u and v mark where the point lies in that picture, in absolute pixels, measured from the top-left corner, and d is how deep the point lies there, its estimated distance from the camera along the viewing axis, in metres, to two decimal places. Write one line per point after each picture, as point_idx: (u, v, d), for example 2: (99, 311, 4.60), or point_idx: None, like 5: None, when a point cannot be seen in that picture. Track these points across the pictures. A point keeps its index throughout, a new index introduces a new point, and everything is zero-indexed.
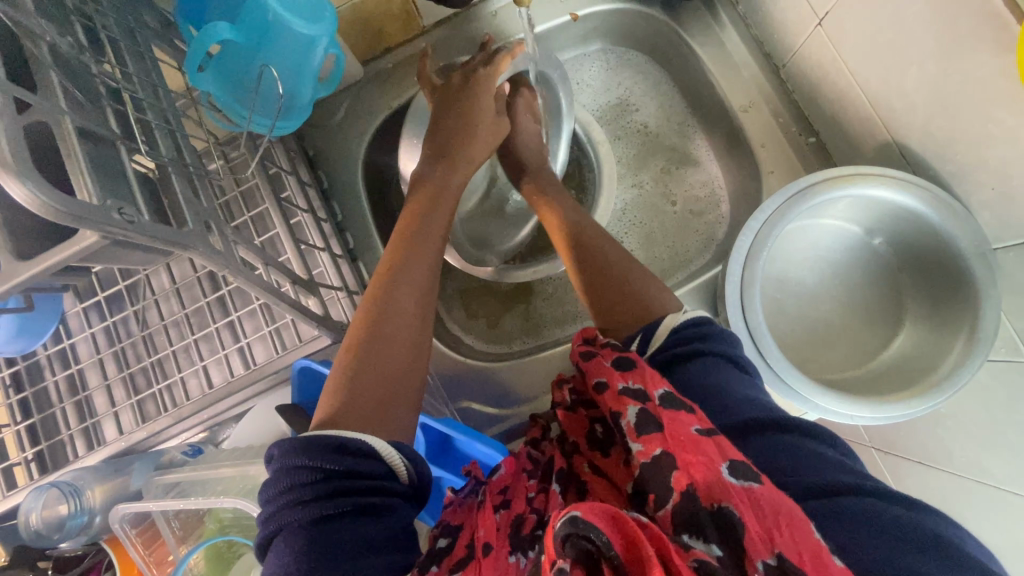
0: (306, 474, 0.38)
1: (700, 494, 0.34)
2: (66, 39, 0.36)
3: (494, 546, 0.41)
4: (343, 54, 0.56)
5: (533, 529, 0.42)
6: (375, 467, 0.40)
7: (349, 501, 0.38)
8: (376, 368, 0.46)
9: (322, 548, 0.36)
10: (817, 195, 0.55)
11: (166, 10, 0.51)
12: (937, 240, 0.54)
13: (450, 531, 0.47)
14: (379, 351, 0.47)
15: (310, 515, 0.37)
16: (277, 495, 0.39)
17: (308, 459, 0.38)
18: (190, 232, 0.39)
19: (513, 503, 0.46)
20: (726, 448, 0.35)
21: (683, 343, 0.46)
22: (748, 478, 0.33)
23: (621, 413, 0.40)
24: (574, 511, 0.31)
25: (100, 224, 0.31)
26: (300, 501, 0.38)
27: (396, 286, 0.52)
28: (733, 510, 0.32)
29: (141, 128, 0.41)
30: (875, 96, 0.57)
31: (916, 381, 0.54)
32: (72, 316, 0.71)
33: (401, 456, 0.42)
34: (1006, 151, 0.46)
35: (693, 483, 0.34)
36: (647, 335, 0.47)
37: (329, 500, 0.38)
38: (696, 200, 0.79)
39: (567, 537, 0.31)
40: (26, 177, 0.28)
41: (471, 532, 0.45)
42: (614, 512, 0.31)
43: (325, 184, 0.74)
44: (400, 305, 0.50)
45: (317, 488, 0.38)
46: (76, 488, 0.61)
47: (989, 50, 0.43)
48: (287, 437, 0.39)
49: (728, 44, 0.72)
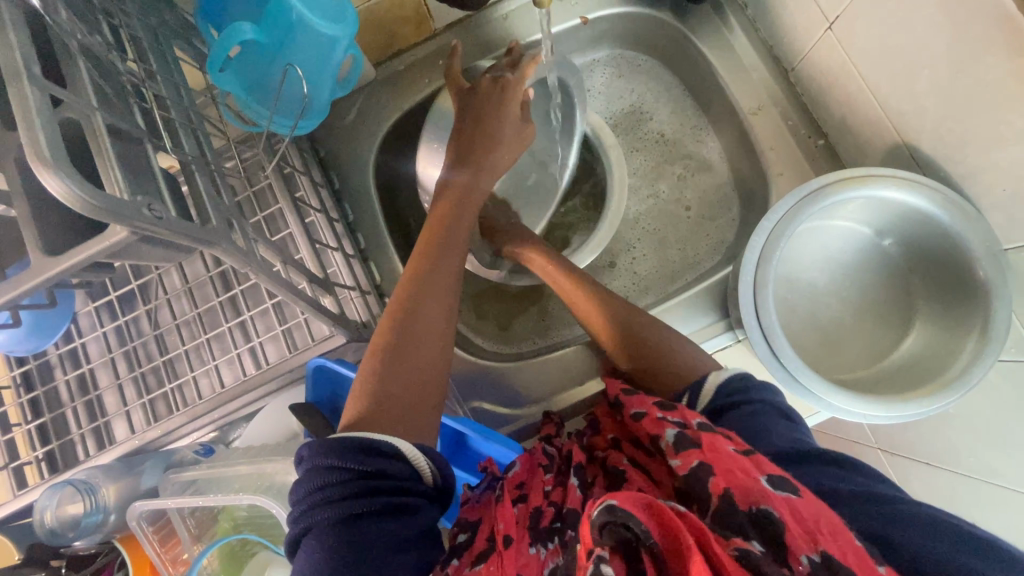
0: (334, 474, 0.38)
1: (736, 496, 0.35)
2: (94, 38, 0.37)
3: (515, 538, 0.43)
4: (362, 55, 0.57)
5: (551, 522, 0.43)
6: (401, 467, 0.40)
7: (377, 501, 0.38)
8: (402, 370, 0.46)
9: (350, 546, 0.36)
10: (830, 196, 0.56)
11: (185, 11, 0.52)
12: (947, 241, 0.54)
13: (469, 524, 0.49)
14: (405, 353, 0.47)
15: (338, 514, 0.37)
16: (305, 495, 0.39)
17: (336, 459, 0.39)
18: (215, 229, 0.39)
19: (531, 496, 0.47)
20: (763, 464, 0.37)
21: (729, 396, 0.48)
22: (787, 489, 0.35)
23: (659, 434, 0.43)
24: (609, 500, 0.33)
25: (131, 219, 0.32)
26: (328, 500, 0.38)
27: (420, 289, 0.52)
28: (773, 512, 0.33)
29: (165, 127, 0.42)
30: (886, 99, 0.57)
31: (928, 380, 0.55)
32: (83, 316, 0.71)
33: (427, 459, 0.42)
34: (1017, 153, 0.47)
35: (727, 487, 0.36)
36: (693, 394, 0.51)
37: (357, 500, 0.38)
38: (705, 203, 0.80)
39: (604, 525, 0.33)
40: (63, 171, 0.28)
41: (490, 525, 0.47)
42: (650, 500, 0.32)
43: (337, 185, 0.74)
44: (424, 308, 0.51)
45: (345, 488, 0.38)
46: (91, 486, 0.61)
47: (1001, 53, 0.44)
48: (315, 437, 0.40)
49: (737, 47, 0.73)
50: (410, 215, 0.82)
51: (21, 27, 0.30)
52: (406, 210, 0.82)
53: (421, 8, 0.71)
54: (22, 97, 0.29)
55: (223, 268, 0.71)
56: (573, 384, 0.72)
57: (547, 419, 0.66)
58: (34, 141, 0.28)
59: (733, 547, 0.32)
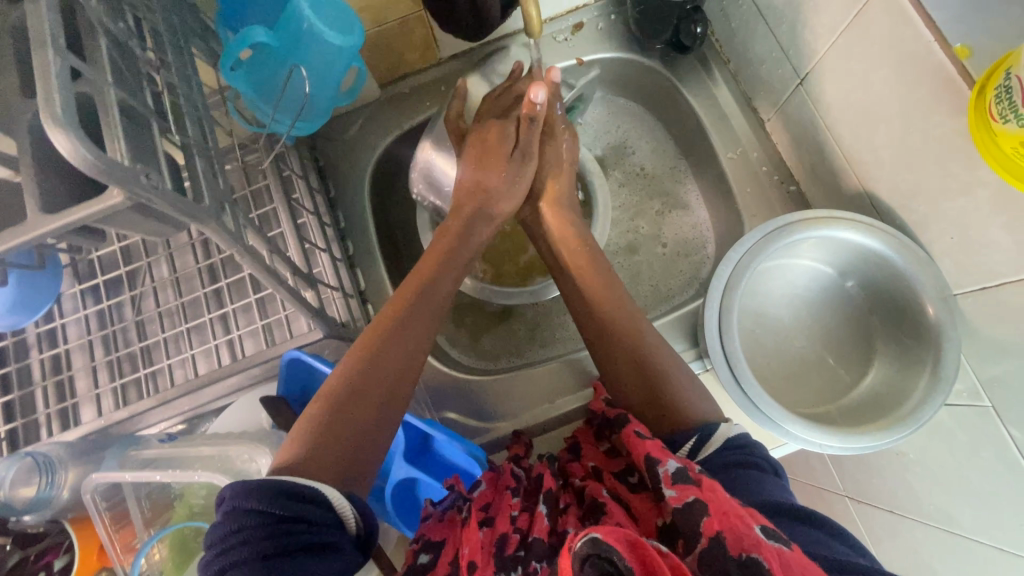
0: (250, 514, 0.38)
1: (728, 543, 0.36)
2: (119, 25, 0.40)
3: (482, 564, 0.44)
4: (366, 69, 0.60)
5: (515, 549, 0.44)
6: (321, 511, 0.40)
7: (295, 540, 0.38)
8: (350, 423, 0.47)
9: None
10: (793, 232, 0.59)
11: (208, 15, 0.56)
12: (900, 283, 0.58)
13: (432, 544, 0.49)
14: (357, 404, 0.48)
15: (257, 553, 0.37)
16: (224, 540, 0.38)
17: (255, 500, 0.39)
18: (205, 207, 0.42)
19: (496, 522, 0.47)
20: (756, 513, 0.38)
21: (738, 448, 0.47)
22: (779, 540, 0.36)
23: (660, 460, 0.44)
24: (593, 533, 0.35)
25: (128, 182, 0.34)
26: (244, 541, 0.38)
27: (390, 342, 0.53)
28: (762, 562, 0.34)
29: (173, 112, 0.45)
30: (850, 150, 0.62)
31: (883, 415, 0.57)
32: (67, 297, 0.72)
33: (354, 508, 0.43)
34: (961, 204, 0.51)
35: (721, 530, 0.37)
36: (704, 436, 0.49)
37: (274, 540, 0.38)
38: (682, 241, 0.84)
39: (586, 557, 0.34)
40: (70, 130, 0.31)
41: (455, 548, 0.47)
42: (633, 539, 0.34)
43: (332, 193, 0.77)
44: (388, 362, 0.51)
45: (261, 528, 0.38)
46: (51, 464, 0.55)
47: (946, 111, 0.48)
48: (240, 478, 0.40)
49: (719, 97, 0.78)
50: (399, 229, 0.85)
51: (53, 2, 0.33)
52: (397, 223, 0.85)
53: (428, 37, 0.76)
54: (44, 63, 0.31)
55: (212, 261, 0.73)
56: (541, 401, 0.72)
57: (518, 438, 0.67)
58: (49, 101, 0.31)
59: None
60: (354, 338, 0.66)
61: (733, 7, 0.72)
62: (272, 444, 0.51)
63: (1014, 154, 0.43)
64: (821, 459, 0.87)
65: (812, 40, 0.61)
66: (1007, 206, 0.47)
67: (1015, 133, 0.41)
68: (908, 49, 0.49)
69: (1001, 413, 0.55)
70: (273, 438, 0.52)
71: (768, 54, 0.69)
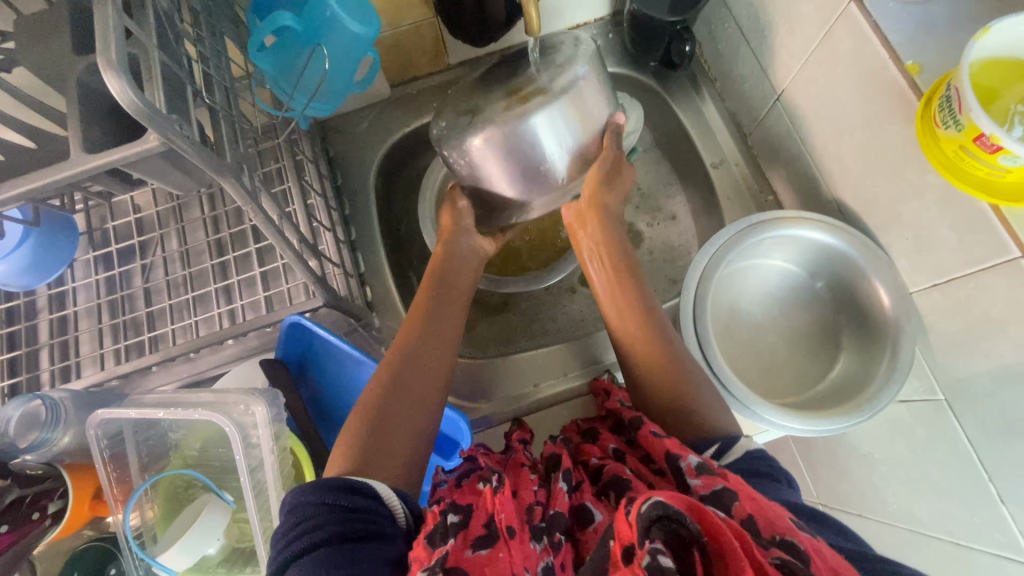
0: (311, 506, 0.40)
1: (761, 526, 0.37)
2: (165, 0, 0.45)
3: (518, 531, 0.41)
4: (379, 62, 0.66)
5: (538, 520, 0.43)
6: (374, 504, 0.42)
7: (356, 526, 0.40)
8: (388, 427, 0.49)
9: (333, 563, 0.37)
10: (764, 229, 0.65)
11: (239, 5, 0.62)
12: (862, 280, 0.62)
13: (457, 507, 0.43)
14: (392, 408, 0.50)
15: (329, 538, 0.39)
16: (286, 535, 0.40)
17: (315, 495, 0.41)
18: (228, 164, 0.46)
19: (520, 494, 0.46)
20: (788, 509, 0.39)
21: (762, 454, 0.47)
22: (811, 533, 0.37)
23: (681, 455, 0.44)
24: (656, 496, 0.35)
25: (168, 128, 0.38)
26: (305, 531, 0.39)
27: (417, 347, 0.55)
28: (799, 544, 0.35)
29: (204, 81, 0.50)
30: (821, 160, 0.67)
31: (845, 401, 0.61)
32: (80, 263, 0.76)
33: (402, 503, 0.44)
34: (915, 207, 0.56)
35: (751, 513, 0.37)
36: (727, 443, 0.49)
37: (335, 528, 0.39)
38: (668, 245, 0.88)
39: (653, 520, 0.34)
40: (124, 74, 0.35)
41: (486, 512, 0.42)
42: (691, 501, 0.35)
43: (339, 181, 0.82)
44: (416, 365, 0.54)
45: (321, 518, 0.40)
46: (57, 403, 0.59)
47: (900, 122, 0.54)
48: (306, 478, 0.42)
49: (705, 112, 0.84)
50: (400, 220, 0.90)
51: None
52: (398, 215, 0.89)
53: (438, 43, 0.82)
54: (105, 18, 0.36)
55: (221, 236, 0.77)
56: (526, 385, 0.76)
57: (522, 425, 0.65)
58: (107, 48, 0.35)
59: (775, 556, 0.34)
60: (351, 311, 0.70)
61: (719, 31, 0.79)
62: (266, 397, 0.54)
63: (957, 157, 0.48)
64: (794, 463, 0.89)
65: (788, 60, 0.67)
66: (953, 207, 0.52)
67: (955, 137, 0.47)
68: (867, 67, 0.55)
69: (953, 405, 0.59)
70: (267, 393, 0.54)
71: (750, 73, 0.75)
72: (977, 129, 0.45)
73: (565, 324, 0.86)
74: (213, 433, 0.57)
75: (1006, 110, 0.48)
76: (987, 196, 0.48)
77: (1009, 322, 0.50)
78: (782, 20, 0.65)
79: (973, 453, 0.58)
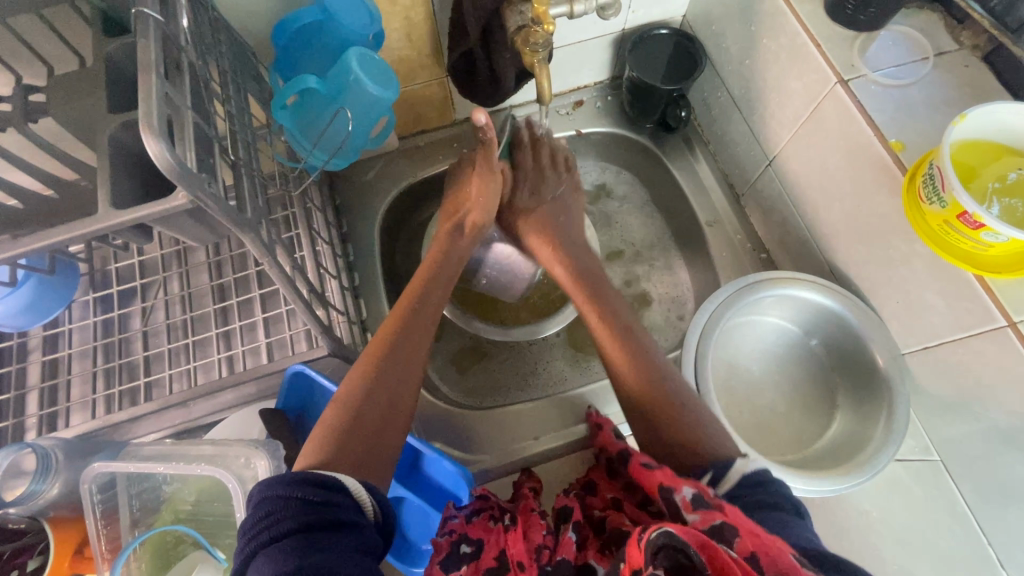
0: (279, 500, 0.38)
1: (765, 564, 0.35)
2: (199, 64, 0.47)
3: (527, 565, 0.46)
4: (395, 120, 0.69)
5: (545, 562, 0.47)
6: (343, 498, 0.40)
7: (325, 516, 0.38)
8: (368, 424, 0.48)
9: (305, 550, 0.35)
10: (761, 289, 0.67)
11: (263, 65, 0.64)
12: (857, 339, 0.64)
13: (470, 539, 0.51)
14: (368, 408, 0.49)
15: (296, 525, 0.37)
16: (252, 528, 0.38)
17: (286, 486, 0.39)
18: (248, 218, 0.47)
19: (529, 533, 0.49)
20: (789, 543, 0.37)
21: (754, 486, 0.45)
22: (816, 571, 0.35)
23: (676, 488, 0.44)
24: (666, 526, 0.37)
25: (198, 187, 0.40)
26: (274, 521, 0.37)
27: (396, 346, 0.54)
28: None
29: (229, 137, 0.51)
30: (811, 223, 0.70)
31: (846, 460, 0.61)
32: (79, 304, 0.75)
33: (370, 495, 0.43)
34: (904, 273, 0.59)
35: (754, 551, 0.36)
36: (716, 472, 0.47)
37: (304, 518, 0.37)
38: (667, 296, 0.89)
39: (660, 547, 0.37)
40: (163, 137, 0.37)
41: (497, 547, 0.49)
42: (704, 539, 0.36)
43: (345, 228, 0.83)
44: (394, 365, 0.52)
45: (292, 509, 0.38)
46: (47, 452, 0.57)
47: (886, 193, 0.57)
48: (274, 469, 0.40)
49: (699, 172, 0.88)
50: (402, 266, 0.90)
51: (159, 39, 0.40)
52: (401, 261, 0.90)
53: (447, 100, 0.85)
54: (148, 84, 0.38)
55: (225, 280, 0.77)
56: (524, 437, 0.75)
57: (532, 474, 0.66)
58: (150, 113, 0.37)
59: None
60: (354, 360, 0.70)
61: (713, 99, 0.84)
62: (268, 450, 0.53)
63: (942, 231, 0.52)
64: None
65: (779, 131, 0.71)
66: (940, 274, 0.55)
67: (940, 213, 0.50)
68: (853, 141, 0.59)
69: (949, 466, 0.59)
70: (269, 445, 0.53)
71: (742, 139, 0.80)
72: (960, 207, 0.48)
73: (563, 371, 0.86)
74: (209, 486, 0.56)
75: (984, 189, 0.51)
76: (972, 267, 0.52)
77: (1002, 386, 0.52)
78: (773, 94, 0.70)
79: None
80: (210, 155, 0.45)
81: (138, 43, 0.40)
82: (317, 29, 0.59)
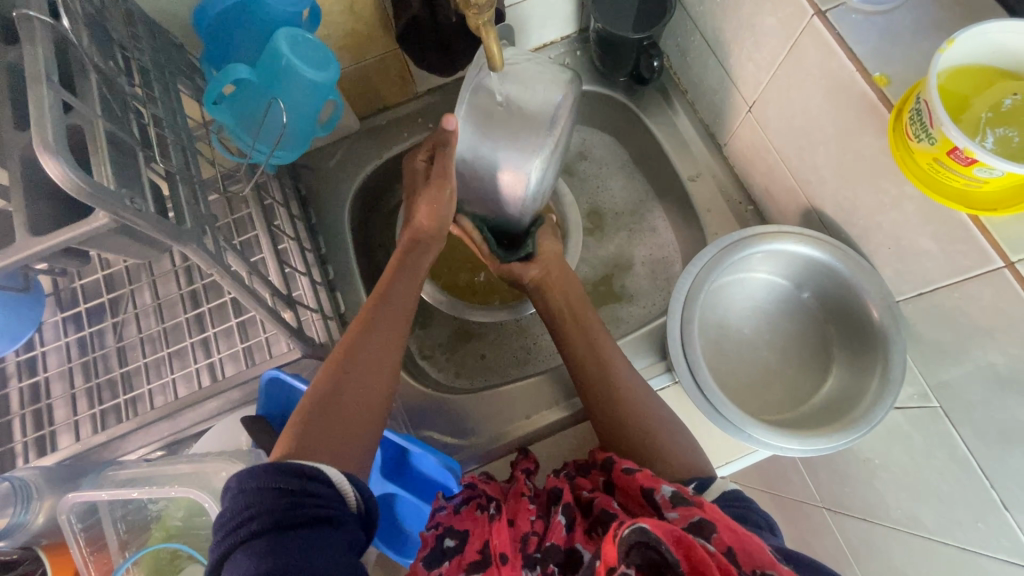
0: (255, 493, 0.37)
1: (740, 560, 0.38)
2: (109, 64, 0.43)
3: (510, 557, 0.45)
4: (343, 103, 0.65)
5: (533, 550, 0.45)
6: (324, 491, 0.40)
7: (304, 512, 0.38)
8: (334, 419, 0.47)
9: (282, 550, 0.35)
10: (746, 246, 0.64)
11: (195, 56, 0.60)
12: (849, 290, 0.62)
13: (455, 532, 0.50)
14: (338, 400, 0.49)
15: (273, 522, 0.36)
16: (227, 521, 0.37)
17: (262, 477, 0.38)
18: (188, 230, 0.44)
19: (517, 522, 0.48)
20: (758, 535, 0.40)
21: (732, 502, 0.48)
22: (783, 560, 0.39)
23: (655, 488, 0.46)
24: (640, 523, 0.38)
25: (117, 205, 0.37)
26: (250, 517, 0.36)
27: (367, 340, 0.54)
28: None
29: (157, 141, 0.48)
30: (797, 170, 0.67)
31: (841, 418, 0.59)
32: (49, 325, 0.72)
33: (353, 485, 0.42)
34: (895, 216, 0.56)
35: (731, 545, 0.39)
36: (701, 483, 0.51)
37: (282, 513, 0.37)
38: (654, 258, 0.86)
39: (632, 545, 0.37)
40: (64, 157, 0.33)
41: (482, 538, 0.48)
42: (678, 534, 0.37)
43: (313, 220, 0.79)
44: (362, 364, 0.52)
45: (268, 504, 0.37)
46: (25, 486, 0.55)
47: (872, 133, 0.53)
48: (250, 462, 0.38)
49: (678, 124, 0.83)
50: (379, 253, 0.87)
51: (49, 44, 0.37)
52: (376, 248, 0.87)
53: (405, 73, 0.80)
54: (39, 98, 0.35)
55: (195, 286, 0.74)
56: (516, 417, 0.74)
57: (525, 454, 0.65)
58: (43, 130, 0.34)
59: None
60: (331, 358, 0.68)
61: (686, 43, 0.78)
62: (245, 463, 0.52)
63: (931, 169, 0.48)
64: (787, 476, 0.87)
65: (757, 72, 0.66)
66: (933, 216, 0.52)
67: (929, 151, 0.47)
68: (834, 79, 0.54)
69: (950, 413, 0.57)
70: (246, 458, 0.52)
71: (720, 84, 0.74)
72: (950, 143, 0.44)
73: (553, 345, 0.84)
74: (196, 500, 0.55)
75: (977, 121, 0.47)
76: (966, 208, 0.48)
77: (998, 329, 0.50)
78: (748, 34, 0.64)
79: (973, 460, 0.55)
80: (133, 163, 0.42)
81: (25, 51, 0.36)
82: (241, 12, 0.54)
